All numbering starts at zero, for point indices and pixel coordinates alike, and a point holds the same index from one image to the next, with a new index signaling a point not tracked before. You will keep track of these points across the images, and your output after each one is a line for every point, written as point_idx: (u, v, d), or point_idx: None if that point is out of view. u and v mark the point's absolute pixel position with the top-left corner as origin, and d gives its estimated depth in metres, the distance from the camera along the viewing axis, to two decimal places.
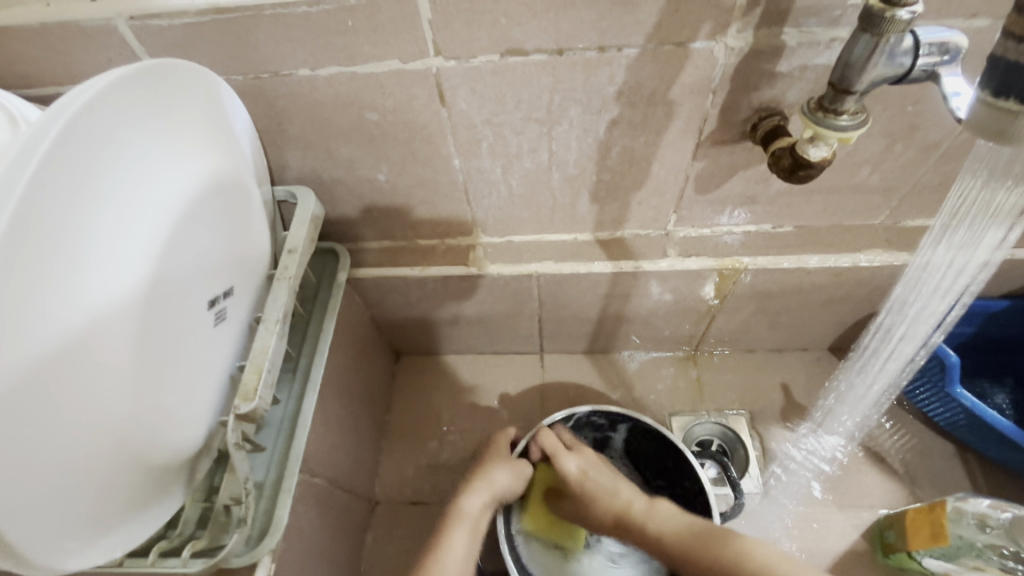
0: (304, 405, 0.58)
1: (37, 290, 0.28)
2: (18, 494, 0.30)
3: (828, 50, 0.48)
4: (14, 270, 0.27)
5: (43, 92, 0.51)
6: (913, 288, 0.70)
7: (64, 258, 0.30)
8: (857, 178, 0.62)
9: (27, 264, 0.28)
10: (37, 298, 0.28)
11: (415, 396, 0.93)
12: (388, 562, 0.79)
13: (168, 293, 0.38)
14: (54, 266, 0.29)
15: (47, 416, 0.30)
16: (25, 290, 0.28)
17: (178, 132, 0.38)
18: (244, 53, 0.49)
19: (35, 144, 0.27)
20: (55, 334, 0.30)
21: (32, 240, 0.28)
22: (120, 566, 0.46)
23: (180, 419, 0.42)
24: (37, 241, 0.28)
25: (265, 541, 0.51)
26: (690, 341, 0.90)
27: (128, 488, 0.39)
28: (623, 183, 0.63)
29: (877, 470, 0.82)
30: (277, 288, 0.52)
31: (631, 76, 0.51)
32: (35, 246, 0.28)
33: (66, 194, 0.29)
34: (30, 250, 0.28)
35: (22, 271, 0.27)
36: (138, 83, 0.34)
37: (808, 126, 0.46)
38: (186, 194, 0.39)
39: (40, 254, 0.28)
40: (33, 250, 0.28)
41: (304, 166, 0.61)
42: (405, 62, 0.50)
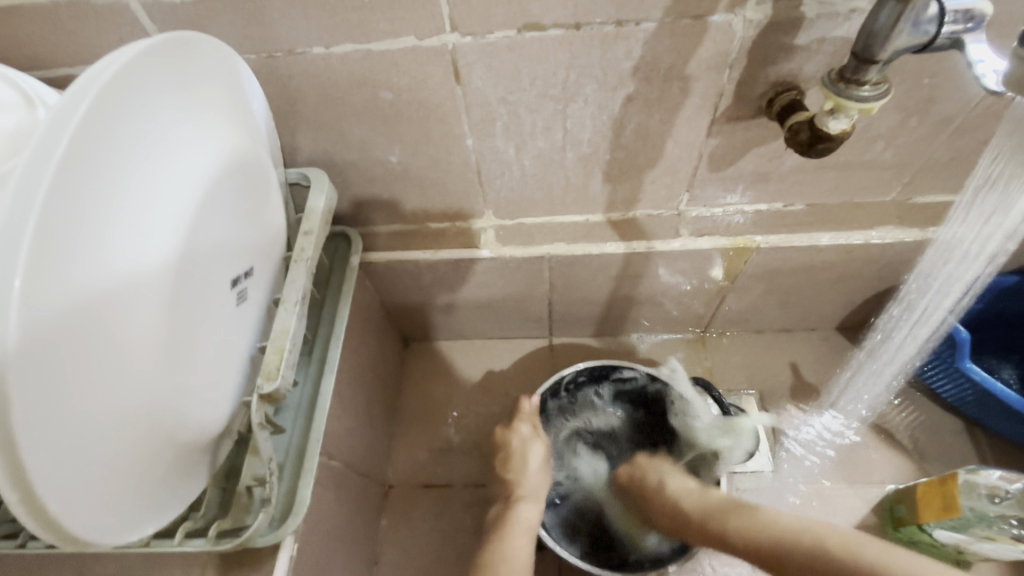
0: (322, 387, 0.58)
1: (72, 264, 0.28)
2: (65, 471, 0.30)
3: (847, 21, 0.48)
4: (53, 245, 0.27)
5: (52, 73, 0.51)
6: (941, 255, 0.71)
7: (97, 231, 0.30)
8: (871, 153, 0.62)
9: (64, 238, 0.27)
10: (73, 271, 0.28)
11: (426, 381, 0.93)
12: (404, 545, 0.80)
13: (192, 271, 0.38)
14: (88, 241, 0.29)
15: (85, 392, 0.30)
16: (62, 262, 0.27)
17: (199, 108, 0.38)
18: (258, 31, 0.48)
19: (67, 116, 0.27)
20: (89, 307, 0.30)
21: (67, 213, 0.27)
22: (146, 546, 0.46)
23: (205, 399, 0.42)
24: (72, 215, 0.28)
25: (288, 521, 0.51)
26: (699, 322, 0.90)
27: (158, 467, 0.39)
28: (636, 162, 0.63)
29: (885, 446, 0.83)
30: (295, 270, 0.52)
31: (648, 51, 0.50)
32: (71, 219, 0.28)
33: (98, 167, 0.29)
34: (65, 223, 0.27)
35: (59, 248, 0.27)
36: (161, 55, 0.33)
37: (829, 98, 0.45)
38: (207, 172, 0.38)
39: (74, 227, 0.28)
40: (69, 223, 0.28)
41: (317, 148, 0.61)
42: (421, 39, 0.49)
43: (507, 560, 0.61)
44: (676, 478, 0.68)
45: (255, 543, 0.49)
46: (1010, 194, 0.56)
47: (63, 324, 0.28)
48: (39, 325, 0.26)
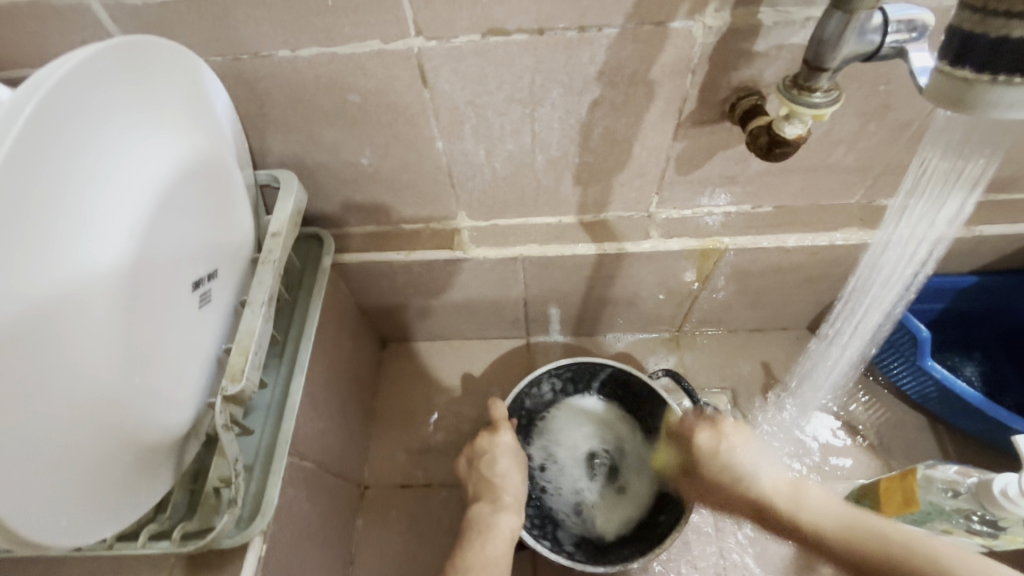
0: (292, 388, 0.58)
1: (19, 265, 0.28)
2: (17, 472, 0.30)
3: (803, 29, 0.49)
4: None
5: (14, 74, 0.50)
6: (879, 259, 0.72)
7: (44, 234, 0.30)
8: (833, 157, 0.63)
9: (9, 239, 0.27)
10: (21, 276, 0.28)
11: (404, 382, 0.93)
12: (382, 545, 0.80)
13: (151, 274, 0.38)
14: (35, 243, 0.29)
15: (34, 392, 0.30)
16: (8, 265, 0.28)
17: (157, 111, 0.38)
18: (224, 33, 0.48)
19: (13, 119, 0.27)
20: (38, 308, 0.30)
21: (13, 215, 0.27)
22: (110, 548, 0.46)
23: (168, 400, 0.42)
24: (19, 218, 0.28)
25: (256, 521, 0.51)
26: (673, 322, 0.91)
27: (117, 469, 0.39)
28: (605, 165, 0.64)
29: (853, 443, 0.85)
30: (262, 271, 0.52)
31: (612, 56, 0.51)
32: (17, 221, 0.28)
33: (45, 170, 0.29)
34: (11, 225, 0.27)
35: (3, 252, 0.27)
36: (113, 58, 0.33)
37: (784, 104, 0.47)
38: (165, 175, 0.39)
39: (19, 229, 0.28)
40: (15, 225, 0.28)
41: (287, 150, 0.61)
42: (386, 43, 0.50)
43: (486, 564, 0.63)
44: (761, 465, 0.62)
45: (222, 543, 0.50)
46: (939, 198, 0.61)
47: (10, 324, 0.28)
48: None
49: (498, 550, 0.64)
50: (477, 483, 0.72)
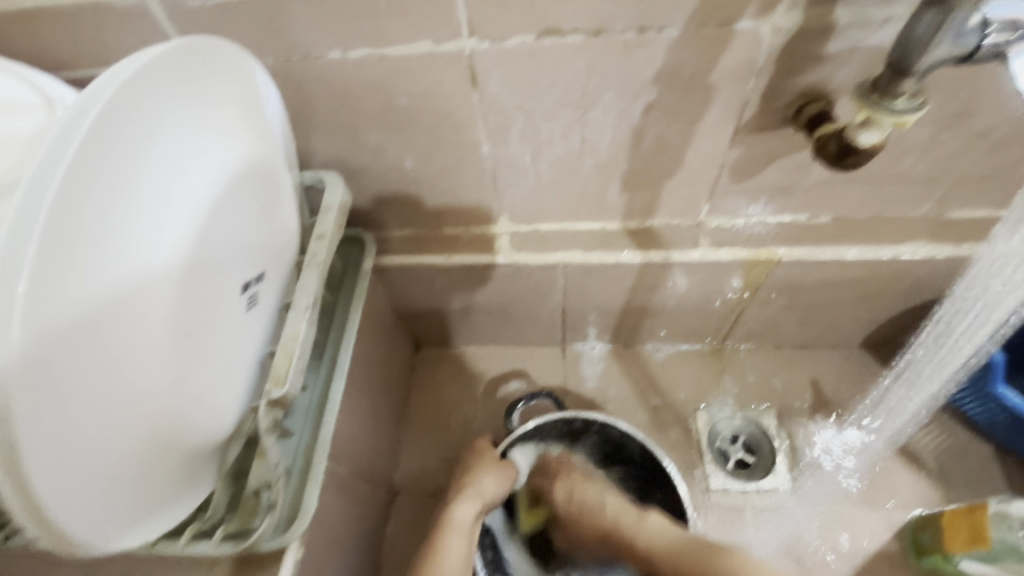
0: (332, 391, 0.58)
1: (76, 267, 0.28)
2: (67, 475, 0.30)
3: (881, 30, 0.46)
4: (59, 246, 0.27)
5: (77, 75, 0.52)
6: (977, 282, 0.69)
7: (103, 237, 0.29)
8: (903, 166, 0.59)
9: (69, 243, 0.27)
10: (79, 276, 0.28)
11: (436, 385, 0.93)
12: (411, 548, 0.80)
13: (203, 277, 0.38)
14: (94, 249, 0.29)
15: (88, 396, 0.30)
16: (68, 267, 0.27)
17: (214, 113, 0.38)
18: (275, 34, 0.48)
19: (78, 119, 0.27)
20: (95, 311, 0.29)
21: (74, 215, 0.27)
22: (154, 546, 0.47)
23: (213, 403, 0.42)
24: (79, 217, 0.28)
25: (294, 526, 0.51)
26: (715, 334, 0.88)
27: (163, 472, 0.39)
28: (654, 171, 0.61)
29: (909, 469, 0.80)
30: (307, 274, 0.52)
31: (671, 59, 0.49)
32: (77, 226, 0.28)
33: (108, 169, 0.29)
34: (73, 229, 0.27)
35: (63, 252, 0.27)
36: (174, 62, 0.33)
37: (860, 110, 0.44)
38: (220, 177, 0.38)
39: (81, 232, 0.28)
40: (75, 229, 0.28)
41: (331, 152, 0.61)
42: (437, 45, 0.49)
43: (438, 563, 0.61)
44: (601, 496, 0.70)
45: (260, 547, 0.49)
46: None
47: (68, 330, 0.28)
48: (39, 329, 0.26)
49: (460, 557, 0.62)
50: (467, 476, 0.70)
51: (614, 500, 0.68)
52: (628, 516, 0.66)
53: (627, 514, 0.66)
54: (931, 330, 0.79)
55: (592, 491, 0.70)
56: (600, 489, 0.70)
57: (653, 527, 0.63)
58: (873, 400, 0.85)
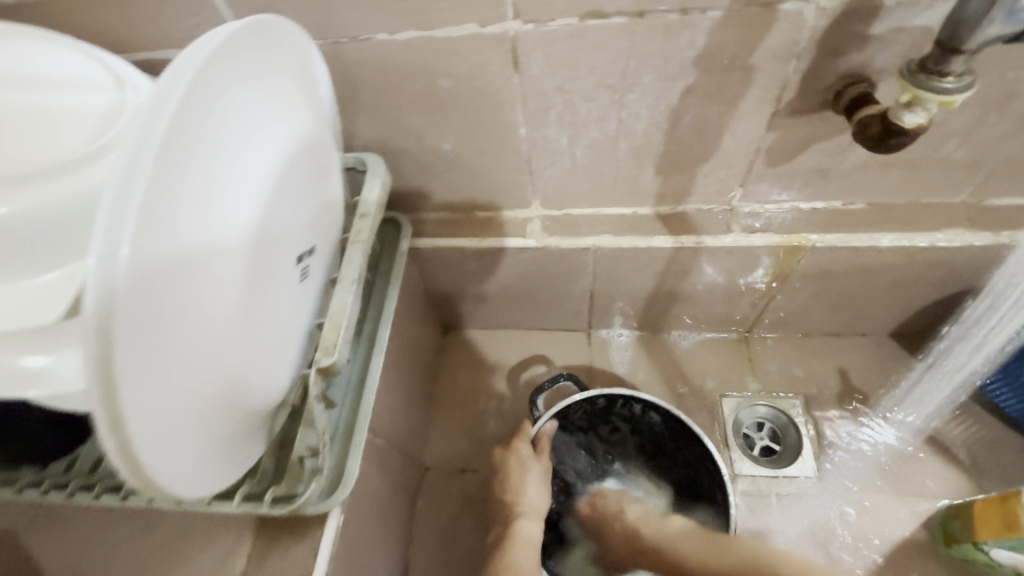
0: (371, 366, 0.60)
1: (175, 226, 0.29)
2: (160, 425, 0.31)
3: (928, 10, 0.46)
4: (164, 204, 0.28)
5: (137, 57, 0.55)
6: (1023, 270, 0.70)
7: (194, 197, 0.31)
8: (943, 151, 0.59)
9: (171, 200, 0.29)
10: (176, 234, 0.30)
11: (463, 367, 0.94)
12: (441, 522, 0.82)
13: (267, 245, 0.40)
14: (189, 206, 0.30)
15: (178, 350, 0.32)
16: (169, 225, 0.29)
17: (278, 88, 0.39)
18: (326, 16, 0.50)
19: (176, 84, 0.28)
20: (185, 266, 0.31)
21: (175, 175, 0.29)
22: (209, 505, 0.49)
23: (269, 368, 0.44)
24: (178, 178, 0.29)
25: (338, 491, 0.53)
26: (743, 322, 0.88)
27: (229, 431, 0.40)
28: (690, 155, 0.62)
29: (939, 460, 0.79)
30: (351, 251, 0.54)
31: (713, 40, 0.49)
32: (176, 186, 0.29)
33: (200, 134, 0.30)
34: (173, 185, 0.29)
35: (166, 210, 0.28)
36: (250, 36, 0.35)
37: (905, 90, 0.44)
38: (282, 150, 0.40)
39: (178, 190, 0.29)
40: (175, 189, 0.29)
41: (373, 134, 0.62)
42: (483, 26, 0.50)
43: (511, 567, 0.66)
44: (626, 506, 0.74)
45: (306, 510, 0.52)
46: None
47: (165, 282, 0.29)
48: (145, 278, 0.27)
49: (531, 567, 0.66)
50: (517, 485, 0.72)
51: (638, 510, 0.73)
52: (648, 521, 0.71)
53: (650, 523, 0.70)
54: (970, 315, 0.79)
55: (616, 497, 0.76)
56: (621, 498, 0.76)
57: (669, 528, 0.68)
58: (904, 389, 0.85)
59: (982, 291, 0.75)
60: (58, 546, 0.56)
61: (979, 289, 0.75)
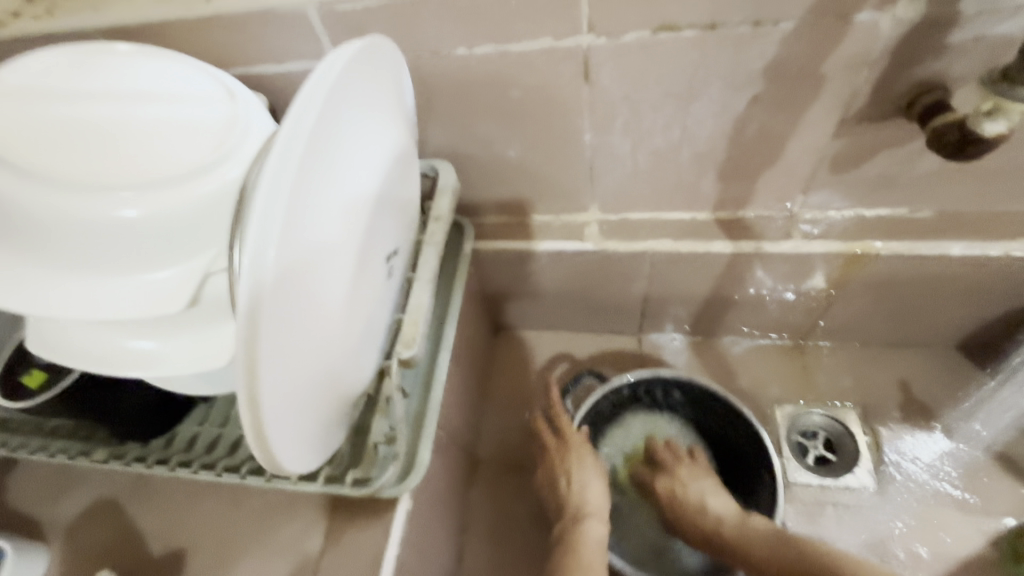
0: (439, 361, 0.64)
1: (307, 227, 0.33)
2: (284, 402, 0.35)
3: (1009, 18, 0.46)
4: (300, 207, 0.32)
5: (236, 72, 0.60)
6: None
7: (320, 203, 0.34)
8: (1020, 159, 0.58)
9: (304, 206, 0.32)
10: (307, 234, 0.33)
11: (514, 367, 0.97)
12: (493, 514, 0.85)
13: (368, 245, 0.43)
14: (317, 210, 0.34)
15: (301, 338, 0.35)
16: (303, 226, 0.33)
17: (381, 102, 0.43)
18: (412, 33, 0.54)
19: (311, 101, 0.32)
20: (312, 263, 0.34)
21: (309, 183, 0.32)
22: (296, 484, 0.53)
23: (360, 358, 0.47)
24: (311, 186, 0.33)
25: (409, 477, 0.56)
26: (798, 329, 0.87)
27: (329, 414, 0.44)
28: (752, 162, 0.63)
29: (1008, 477, 0.77)
30: (427, 252, 0.57)
31: (784, 50, 0.50)
32: (309, 191, 0.33)
33: (327, 146, 0.34)
34: (305, 192, 0.32)
35: (302, 214, 0.32)
36: (364, 57, 0.38)
37: (986, 98, 0.44)
38: (383, 159, 0.44)
39: (310, 196, 0.33)
40: (309, 194, 0.33)
41: (443, 141, 0.66)
42: (557, 40, 0.52)
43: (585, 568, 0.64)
44: (710, 495, 0.71)
45: (381, 493, 0.55)
46: None
47: (297, 277, 0.33)
48: (285, 274, 0.31)
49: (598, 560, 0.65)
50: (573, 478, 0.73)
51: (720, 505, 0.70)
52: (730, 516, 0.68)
53: (730, 517, 0.68)
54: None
55: (698, 486, 0.72)
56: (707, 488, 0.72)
57: (753, 523, 0.66)
58: (969, 405, 0.82)
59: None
60: (155, 514, 0.62)
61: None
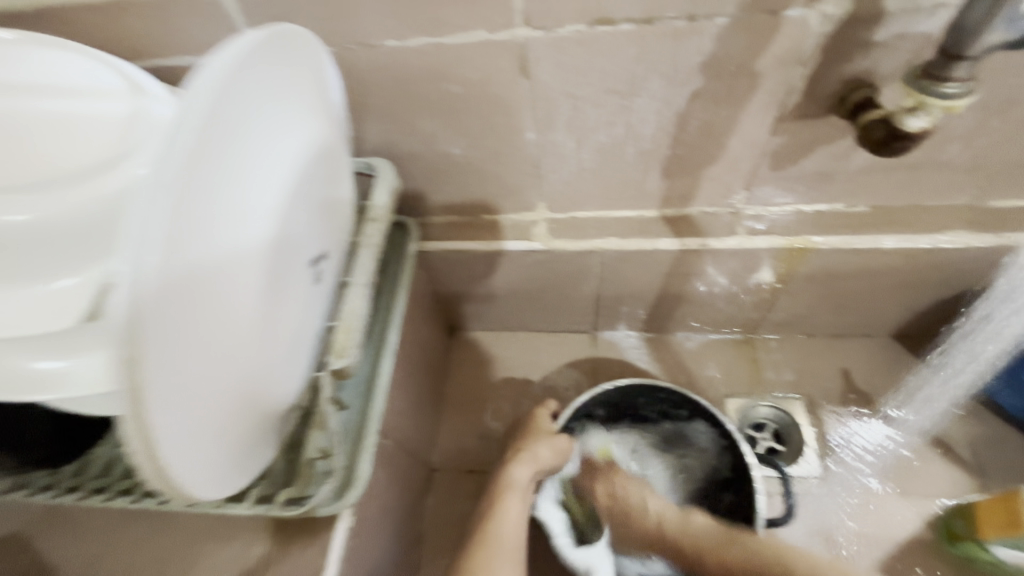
0: (381, 368, 0.61)
1: (201, 232, 0.30)
2: (183, 426, 0.32)
3: (931, 17, 0.47)
4: (190, 212, 0.29)
5: (149, 64, 0.55)
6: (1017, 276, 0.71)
7: (217, 204, 0.31)
8: (946, 154, 0.60)
9: (196, 208, 0.29)
10: (201, 239, 0.30)
11: (469, 370, 0.95)
12: (449, 523, 0.82)
13: (285, 247, 0.40)
14: (211, 212, 0.31)
15: (201, 354, 0.32)
16: (196, 231, 0.29)
17: (296, 95, 0.40)
18: (339, 25, 0.51)
19: (200, 96, 0.29)
20: (208, 269, 0.31)
21: (200, 184, 0.29)
22: (222, 507, 0.49)
23: (283, 370, 0.44)
24: (204, 187, 0.29)
25: (348, 493, 0.54)
26: (747, 324, 0.89)
27: (248, 432, 0.41)
28: (695, 159, 0.63)
29: (943, 460, 0.80)
30: (362, 255, 0.54)
31: (719, 46, 0.50)
32: (202, 194, 0.29)
33: (223, 143, 0.31)
34: (196, 192, 0.29)
35: (192, 218, 0.29)
36: (270, 45, 0.35)
37: (910, 96, 0.45)
38: (300, 156, 0.41)
39: (203, 197, 0.30)
40: (200, 197, 0.29)
41: (382, 138, 0.63)
42: (493, 33, 0.50)
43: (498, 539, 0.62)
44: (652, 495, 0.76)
45: (317, 512, 0.52)
46: None
47: (190, 286, 0.30)
48: (173, 283, 0.28)
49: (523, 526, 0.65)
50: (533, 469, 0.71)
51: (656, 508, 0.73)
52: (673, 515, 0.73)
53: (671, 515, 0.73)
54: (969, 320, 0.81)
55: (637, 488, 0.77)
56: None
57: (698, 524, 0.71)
58: (907, 392, 0.85)
59: (985, 290, 0.75)
60: (72, 546, 0.57)
61: (985, 287, 0.75)
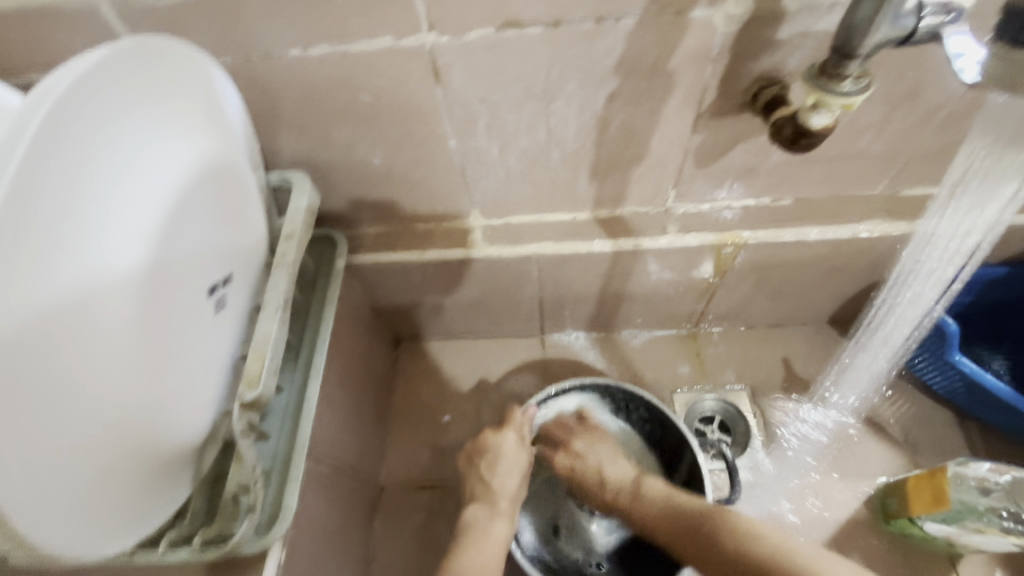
0: (308, 392, 0.58)
1: (35, 273, 0.28)
2: (35, 484, 0.29)
3: (829, 14, 0.47)
4: (15, 255, 0.26)
5: (27, 80, 0.51)
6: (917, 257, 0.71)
7: (55, 242, 0.29)
8: (859, 146, 0.62)
9: (21, 249, 0.27)
10: (37, 281, 0.28)
11: (418, 382, 0.93)
12: (401, 540, 0.80)
13: (167, 276, 0.38)
14: (48, 252, 0.28)
15: (54, 405, 0.30)
16: (26, 274, 0.27)
17: (171, 114, 0.38)
18: (235, 33, 0.48)
19: (22, 128, 0.26)
20: (52, 314, 0.29)
21: (27, 222, 0.27)
22: (131, 556, 0.46)
23: (184, 406, 0.41)
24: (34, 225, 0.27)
25: (275, 527, 0.51)
26: (690, 318, 0.90)
27: (138, 476, 0.38)
28: (621, 159, 0.62)
29: (877, 439, 0.83)
30: (276, 275, 0.52)
31: (630, 46, 0.50)
32: (31, 232, 0.27)
33: (60, 175, 0.28)
34: (21, 231, 0.27)
35: (18, 262, 0.27)
36: (121, 63, 0.32)
37: (811, 93, 0.45)
38: (178, 178, 0.38)
39: (32, 238, 0.27)
40: (30, 236, 0.27)
41: (298, 150, 0.60)
42: (398, 38, 0.48)
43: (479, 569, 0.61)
44: (615, 463, 0.72)
45: (241, 550, 0.49)
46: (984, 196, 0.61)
47: (27, 332, 0.27)
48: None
49: (490, 556, 0.63)
50: (477, 484, 0.70)
51: (617, 470, 0.71)
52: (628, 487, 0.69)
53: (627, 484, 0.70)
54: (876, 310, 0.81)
55: (597, 453, 0.73)
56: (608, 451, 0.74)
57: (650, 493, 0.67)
58: (836, 374, 0.88)
59: (894, 273, 0.76)
60: None
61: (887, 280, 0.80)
